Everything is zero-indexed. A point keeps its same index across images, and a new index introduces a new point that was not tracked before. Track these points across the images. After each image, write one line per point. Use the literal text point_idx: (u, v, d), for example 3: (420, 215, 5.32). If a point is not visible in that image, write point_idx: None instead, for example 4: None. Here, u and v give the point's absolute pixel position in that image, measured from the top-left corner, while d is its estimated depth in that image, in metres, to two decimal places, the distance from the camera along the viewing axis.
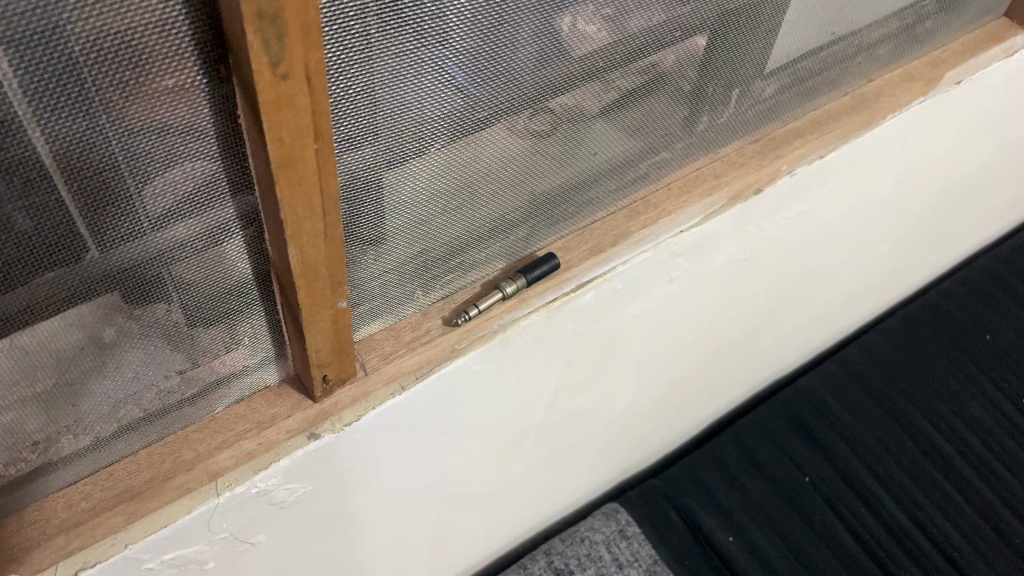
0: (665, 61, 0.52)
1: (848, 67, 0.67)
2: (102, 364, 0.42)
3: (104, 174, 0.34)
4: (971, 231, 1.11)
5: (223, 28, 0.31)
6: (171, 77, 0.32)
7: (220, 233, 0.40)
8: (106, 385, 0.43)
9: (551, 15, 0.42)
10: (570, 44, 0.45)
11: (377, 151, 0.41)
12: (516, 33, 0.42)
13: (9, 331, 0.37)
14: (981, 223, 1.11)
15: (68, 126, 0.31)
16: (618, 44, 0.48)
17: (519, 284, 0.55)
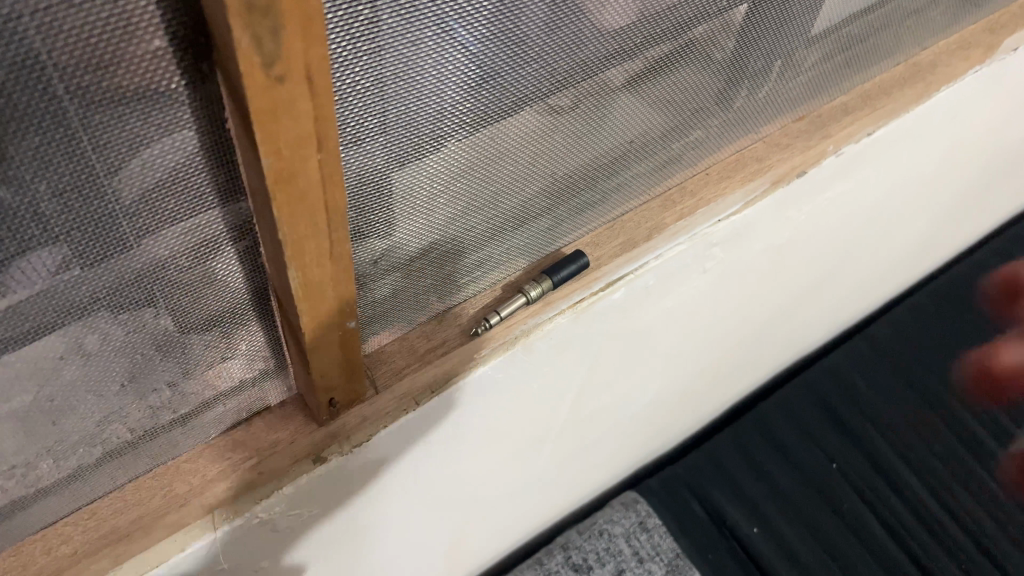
0: (709, 32, 0.46)
1: (901, 35, 0.60)
2: (84, 375, 0.37)
3: (69, 195, 0.29)
4: (1008, 201, 1.05)
5: (203, 20, 0.25)
6: (143, 80, 0.26)
7: (210, 250, 0.35)
8: (91, 402, 0.38)
9: None
10: (607, 18, 0.39)
11: (390, 151, 0.36)
12: (546, 11, 0.35)
13: None
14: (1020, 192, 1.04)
15: (19, 145, 0.26)
16: (660, 15, 0.41)
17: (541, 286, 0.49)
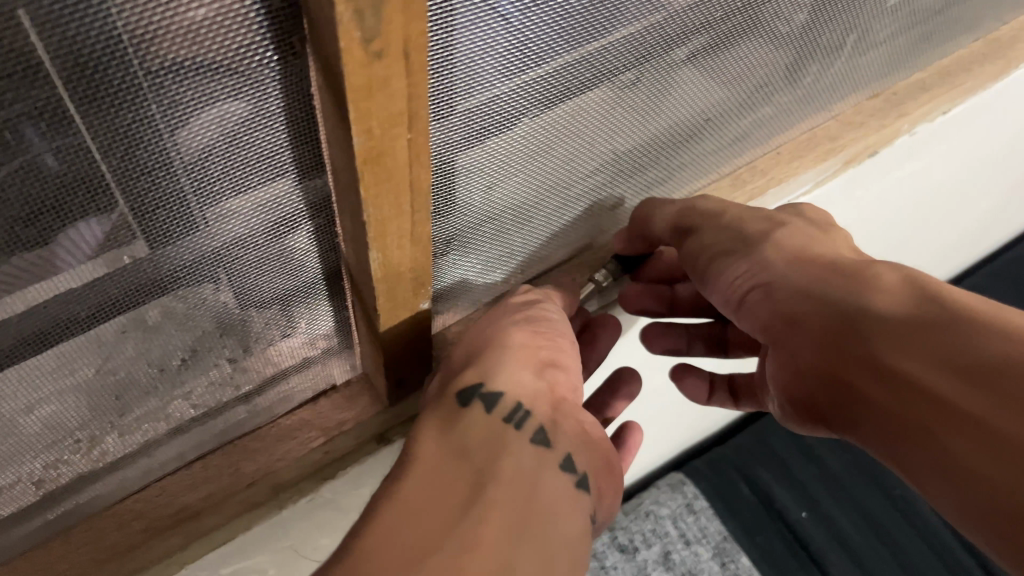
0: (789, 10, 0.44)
1: (986, 9, 0.58)
2: (148, 350, 0.37)
3: (152, 172, 0.28)
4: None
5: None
6: (236, 54, 0.25)
7: (287, 227, 0.34)
8: (157, 391, 0.39)
9: None
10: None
11: (470, 133, 0.35)
12: None
13: (51, 341, 0.33)
14: None
15: (108, 121, 0.25)
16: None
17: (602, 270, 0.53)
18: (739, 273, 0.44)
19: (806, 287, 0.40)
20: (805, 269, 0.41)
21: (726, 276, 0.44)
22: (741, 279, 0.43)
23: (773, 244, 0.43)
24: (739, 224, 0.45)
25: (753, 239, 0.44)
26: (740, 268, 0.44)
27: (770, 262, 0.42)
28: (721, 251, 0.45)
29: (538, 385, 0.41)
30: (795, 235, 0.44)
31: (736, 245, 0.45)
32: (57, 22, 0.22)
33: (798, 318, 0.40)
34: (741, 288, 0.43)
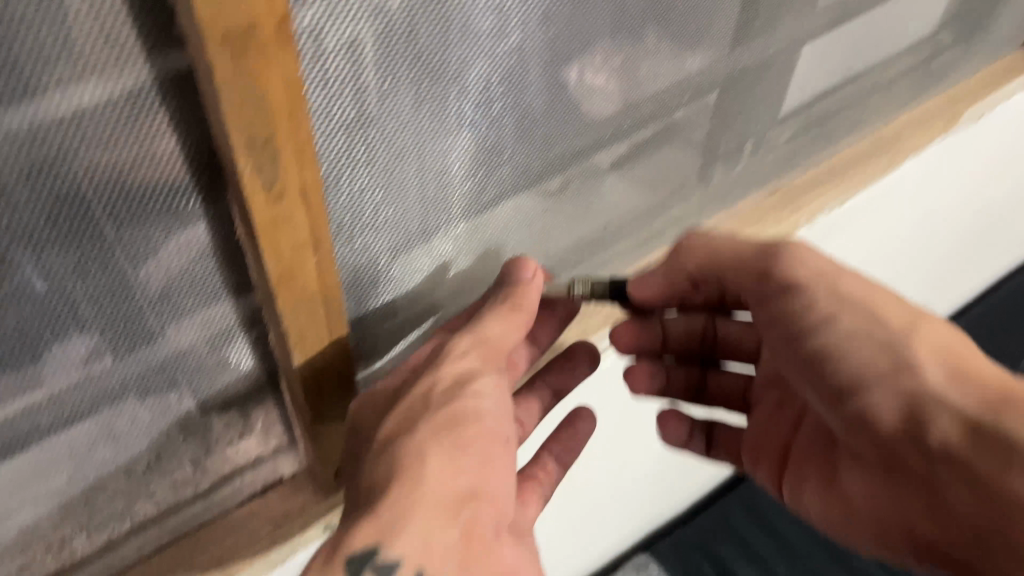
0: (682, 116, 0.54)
1: (865, 110, 0.67)
2: (116, 443, 0.42)
3: (107, 295, 0.34)
4: (993, 262, 1.10)
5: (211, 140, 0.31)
6: (165, 192, 0.32)
7: (227, 337, 0.40)
8: None
9: (560, 90, 0.42)
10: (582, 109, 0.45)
11: (392, 244, 0.41)
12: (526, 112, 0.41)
13: (27, 440, 0.38)
14: (1003, 253, 1.10)
15: (67, 255, 0.32)
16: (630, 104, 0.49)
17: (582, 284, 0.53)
18: (862, 359, 0.46)
19: (970, 400, 0.43)
20: (960, 381, 0.44)
21: (847, 359, 0.46)
22: (861, 367, 0.46)
23: (924, 344, 0.46)
24: (867, 309, 0.48)
25: (891, 330, 0.47)
26: (870, 352, 0.46)
27: (919, 365, 0.45)
28: (846, 332, 0.47)
29: (449, 544, 0.41)
30: (934, 333, 0.48)
31: (850, 332, 0.47)
32: (22, 177, 0.28)
33: (948, 442, 0.42)
34: (861, 369, 0.46)
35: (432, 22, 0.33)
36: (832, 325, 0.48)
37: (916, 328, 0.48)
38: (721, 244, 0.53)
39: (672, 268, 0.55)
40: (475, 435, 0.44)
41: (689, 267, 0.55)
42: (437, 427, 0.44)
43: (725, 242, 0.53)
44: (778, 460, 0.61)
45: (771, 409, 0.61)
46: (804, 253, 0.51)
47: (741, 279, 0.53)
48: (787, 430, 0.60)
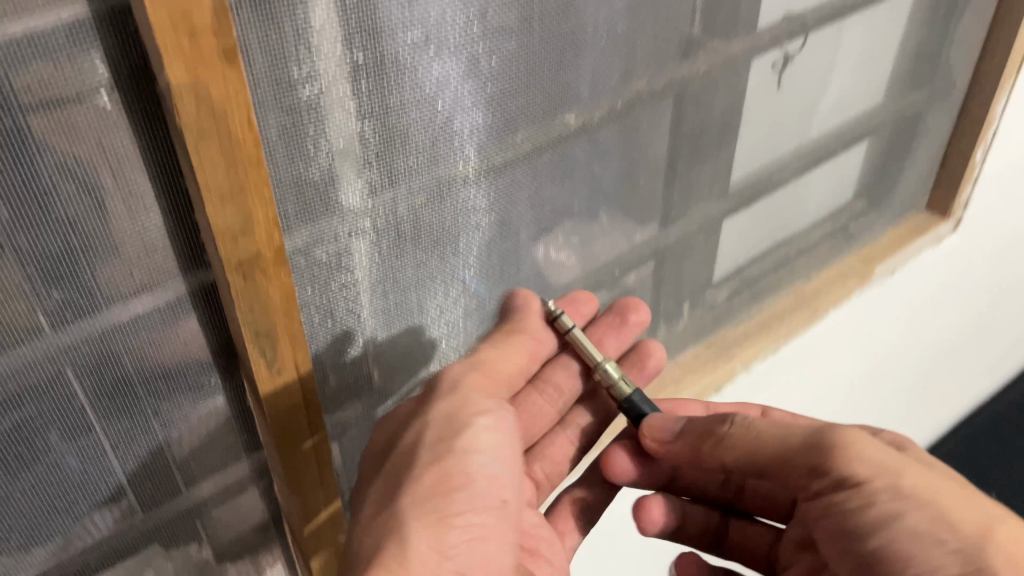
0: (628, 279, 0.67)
1: (787, 271, 0.79)
2: None
3: (147, 453, 0.44)
4: (928, 421, 1.20)
5: (226, 328, 0.43)
6: (193, 370, 0.43)
7: (238, 487, 0.50)
8: None
9: (511, 250, 0.56)
10: (545, 268, 0.60)
11: (389, 378, 0.54)
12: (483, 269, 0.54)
13: None
14: (956, 391, 1.20)
15: (118, 422, 0.42)
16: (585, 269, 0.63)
17: (616, 379, 0.53)
18: (931, 563, 0.40)
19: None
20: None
21: (905, 568, 0.41)
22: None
23: (1001, 549, 0.39)
24: (933, 508, 0.41)
25: (960, 540, 0.40)
26: (943, 556, 0.40)
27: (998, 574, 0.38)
28: (907, 533, 0.41)
29: None
30: (1015, 534, 0.40)
31: (908, 533, 0.41)
32: (91, 364, 0.39)
33: None
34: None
35: (387, 236, 0.46)
36: (887, 526, 0.41)
37: (992, 530, 0.40)
38: (765, 436, 0.46)
39: (692, 454, 0.49)
40: (472, 513, 0.42)
41: (722, 458, 0.47)
42: (429, 489, 0.42)
43: (767, 433, 0.46)
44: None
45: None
46: (865, 445, 0.43)
47: (790, 477, 0.45)
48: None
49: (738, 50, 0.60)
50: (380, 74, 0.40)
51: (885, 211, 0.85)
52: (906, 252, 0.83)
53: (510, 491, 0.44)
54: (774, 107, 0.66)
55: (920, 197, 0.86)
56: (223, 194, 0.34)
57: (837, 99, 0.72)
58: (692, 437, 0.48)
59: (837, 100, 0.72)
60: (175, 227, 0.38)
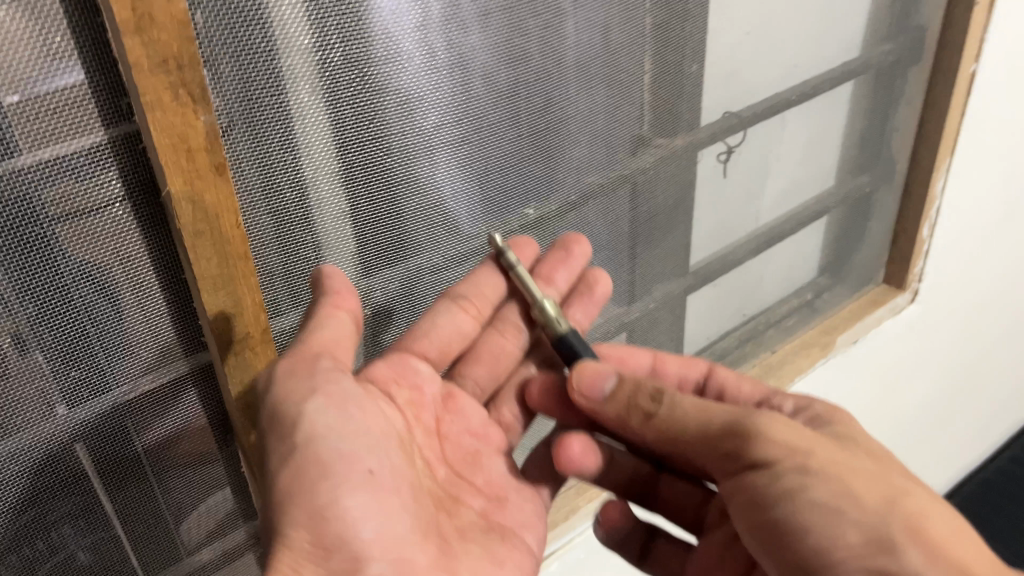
0: None
1: (751, 345, 0.86)
2: None
3: (150, 520, 0.49)
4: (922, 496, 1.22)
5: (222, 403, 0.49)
6: (193, 442, 0.49)
7: (233, 553, 0.55)
8: None
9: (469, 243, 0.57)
10: None
11: None
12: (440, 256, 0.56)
13: None
14: (944, 465, 1.23)
15: (126, 492, 0.47)
16: None
17: (552, 316, 0.53)
18: (829, 535, 0.40)
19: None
20: (938, 562, 0.37)
21: (810, 542, 0.40)
22: (829, 549, 0.39)
23: (899, 518, 0.39)
24: (836, 482, 0.41)
25: (861, 513, 0.39)
26: (855, 523, 0.40)
27: (901, 547, 0.38)
28: (815, 505, 0.40)
29: None
30: (922, 504, 0.40)
31: (812, 508, 0.40)
32: (102, 438, 0.45)
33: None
34: (829, 554, 0.40)
35: (364, 314, 0.53)
36: (794, 501, 0.41)
37: (898, 499, 0.40)
38: (687, 421, 0.45)
39: (615, 423, 0.48)
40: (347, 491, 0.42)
41: (643, 432, 0.47)
42: (291, 486, 0.41)
43: (691, 413, 0.45)
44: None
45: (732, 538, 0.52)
46: (774, 426, 0.42)
47: (700, 456, 0.45)
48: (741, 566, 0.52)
49: (682, 143, 0.67)
50: (355, 180, 0.48)
51: (843, 284, 0.92)
52: (866, 322, 0.88)
53: (374, 458, 0.44)
54: (719, 190, 0.75)
55: (876, 272, 0.92)
56: (216, 284, 0.40)
57: (779, 182, 0.81)
58: (627, 412, 0.47)
59: (783, 180, 0.81)
60: (177, 315, 0.44)
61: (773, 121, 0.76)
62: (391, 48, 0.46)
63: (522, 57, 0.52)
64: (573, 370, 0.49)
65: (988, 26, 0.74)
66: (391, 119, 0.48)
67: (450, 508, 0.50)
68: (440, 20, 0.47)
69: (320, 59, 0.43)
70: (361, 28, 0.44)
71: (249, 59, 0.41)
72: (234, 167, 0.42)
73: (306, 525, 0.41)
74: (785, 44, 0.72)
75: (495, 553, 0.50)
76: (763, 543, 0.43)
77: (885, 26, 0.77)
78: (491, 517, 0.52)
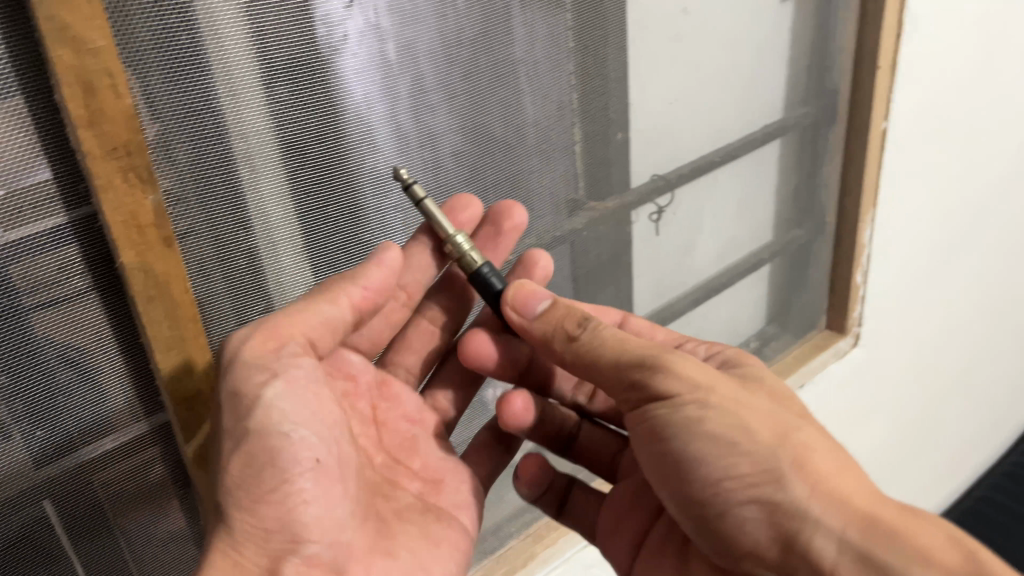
0: None
1: None
2: None
3: (113, 570, 0.53)
4: None
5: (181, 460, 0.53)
6: (154, 497, 0.53)
7: None
8: None
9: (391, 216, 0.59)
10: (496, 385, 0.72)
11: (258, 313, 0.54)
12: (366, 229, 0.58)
13: None
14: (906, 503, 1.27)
15: (90, 544, 0.51)
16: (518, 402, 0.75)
17: (467, 251, 0.55)
18: (728, 465, 0.46)
19: (835, 527, 0.43)
20: (818, 488, 0.44)
21: (704, 471, 0.47)
22: (725, 478, 0.46)
23: (788, 454, 0.45)
24: (736, 419, 0.47)
25: (755, 446, 0.46)
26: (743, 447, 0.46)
27: (788, 479, 0.44)
28: (707, 434, 0.46)
29: None
30: (806, 434, 0.47)
31: (708, 438, 0.46)
32: (68, 494, 0.49)
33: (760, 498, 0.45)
34: (722, 481, 0.46)
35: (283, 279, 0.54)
36: (692, 434, 0.47)
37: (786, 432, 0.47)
38: (608, 346, 0.50)
39: (539, 339, 0.54)
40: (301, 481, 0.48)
41: (563, 353, 0.53)
42: (241, 477, 0.46)
43: (609, 342, 0.51)
44: (633, 545, 0.60)
45: (638, 488, 0.61)
46: (686, 365, 0.48)
47: (609, 385, 0.51)
48: (645, 517, 0.59)
49: (612, 205, 0.73)
50: (283, 156, 0.50)
51: (787, 331, 0.99)
52: (809, 366, 0.92)
53: (322, 449, 0.49)
54: (653, 248, 0.81)
55: (819, 318, 0.97)
56: (166, 345, 0.45)
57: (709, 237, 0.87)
58: (553, 331, 0.53)
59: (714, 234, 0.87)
60: (134, 373, 0.49)
61: (702, 180, 0.83)
62: (340, 135, 0.52)
63: (485, 136, 0.60)
64: (510, 287, 0.55)
65: (894, 85, 0.80)
66: (336, 193, 0.54)
67: (388, 492, 0.56)
68: (389, 108, 0.54)
69: (271, 143, 0.49)
70: (313, 117, 0.50)
71: (192, 121, 0.46)
72: (178, 222, 0.47)
73: (254, 506, 0.47)
74: (708, 110, 0.79)
75: (431, 531, 0.56)
76: (660, 471, 0.50)
77: (802, 90, 0.84)
78: (427, 497, 0.58)
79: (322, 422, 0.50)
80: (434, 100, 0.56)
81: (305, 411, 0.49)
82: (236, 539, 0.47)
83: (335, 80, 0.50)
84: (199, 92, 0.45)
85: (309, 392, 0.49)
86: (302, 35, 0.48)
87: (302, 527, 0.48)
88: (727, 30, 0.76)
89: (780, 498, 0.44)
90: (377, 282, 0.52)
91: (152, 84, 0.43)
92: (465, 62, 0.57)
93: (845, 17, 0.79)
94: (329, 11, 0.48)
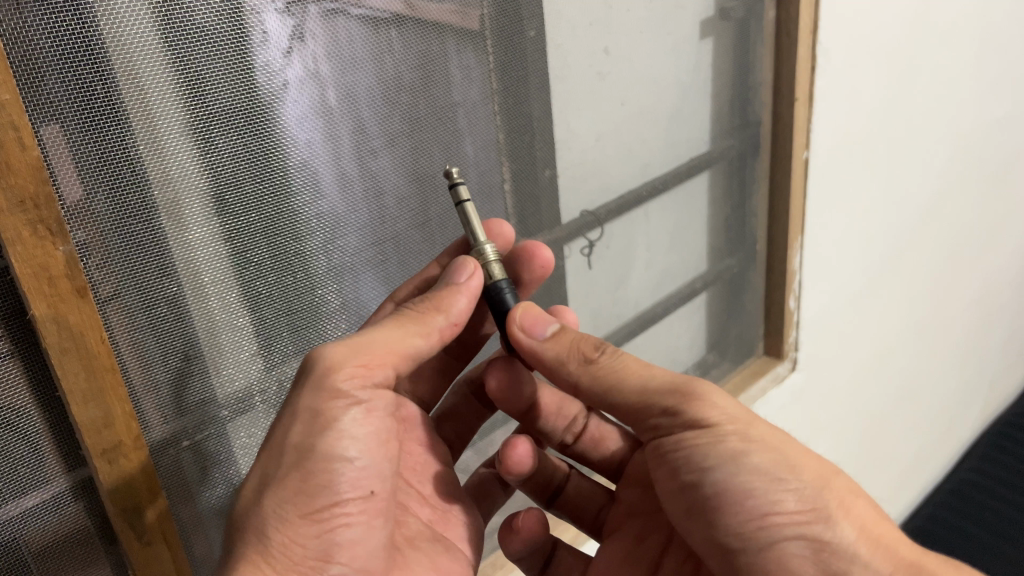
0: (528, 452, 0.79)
1: None
2: None
3: None
4: None
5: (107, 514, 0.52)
6: (84, 549, 0.52)
7: None
8: None
9: (339, 261, 0.59)
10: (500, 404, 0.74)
11: (192, 361, 0.53)
12: (310, 275, 0.57)
13: None
14: None
15: None
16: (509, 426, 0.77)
17: (490, 261, 0.55)
18: (775, 500, 0.46)
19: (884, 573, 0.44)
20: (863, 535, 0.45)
21: (750, 504, 0.46)
22: (772, 513, 0.46)
23: (833, 495, 0.46)
24: (780, 455, 0.47)
25: (802, 484, 0.46)
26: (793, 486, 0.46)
27: (835, 519, 0.45)
28: (752, 470, 0.46)
29: None
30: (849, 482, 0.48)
31: (753, 472, 0.46)
32: None
33: (801, 525, 0.45)
34: (769, 517, 0.46)
35: (219, 323, 0.54)
36: (737, 467, 0.46)
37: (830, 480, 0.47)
38: (631, 372, 0.52)
39: (552, 364, 0.54)
40: (332, 510, 0.47)
41: (578, 378, 0.54)
42: (293, 492, 0.46)
43: (630, 366, 0.52)
44: None
45: (633, 543, 0.60)
46: (719, 396, 0.50)
47: (631, 412, 0.52)
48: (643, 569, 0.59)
49: (546, 240, 0.74)
50: (207, 196, 0.50)
51: (726, 359, 1.01)
52: (751, 391, 0.94)
53: (377, 480, 0.49)
54: (586, 282, 0.83)
55: (756, 344, 1.00)
56: (85, 395, 0.45)
57: (639, 268, 0.89)
58: (569, 354, 0.54)
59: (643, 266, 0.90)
60: (53, 428, 0.48)
61: (635, 213, 0.86)
62: (271, 178, 0.52)
63: (424, 177, 0.61)
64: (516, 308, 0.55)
65: (813, 116, 0.82)
66: (267, 238, 0.54)
67: (400, 518, 0.56)
68: (327, 152, 0.54)
69: (197, 186, 0.49)
70: (242, 160, 0.50)
71: (112, 164, 0.45)
72: (97, 267, 0.46)
73: (296, 521, 0.46)
74: (635, 146, 0.82)
75: (439, 563, 0.56)
76: (692, 507, 0.49)
77: (725, 123, 0.88)
78: (436, 527, 0.59)
79: (383, 453, 0.50)
80: (376, 145, 0.57)
81: (371, 440, 0.49)
82: (270, 548, 0.46)
83: (269, 124, 0.51)
84: (119, 136, 0.45)
85: (380, 425, 0.49)
86: (233, 82, 0.48)
87: (335, 549, 0.48)
88: (648, 69, 0.78)
89: (828, 538, 0.45)
90: (464, 309, 0.53)
91: (69, 132, 0.43)
92: (406, 105, 0.58)
93: (761, 54, 0.82)
94: (265, 60, 0.49)
